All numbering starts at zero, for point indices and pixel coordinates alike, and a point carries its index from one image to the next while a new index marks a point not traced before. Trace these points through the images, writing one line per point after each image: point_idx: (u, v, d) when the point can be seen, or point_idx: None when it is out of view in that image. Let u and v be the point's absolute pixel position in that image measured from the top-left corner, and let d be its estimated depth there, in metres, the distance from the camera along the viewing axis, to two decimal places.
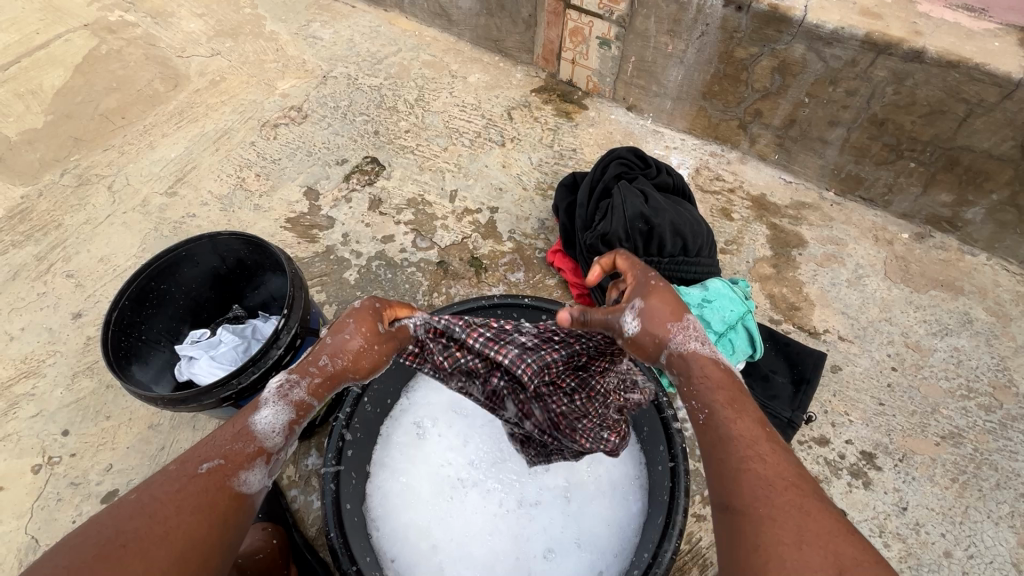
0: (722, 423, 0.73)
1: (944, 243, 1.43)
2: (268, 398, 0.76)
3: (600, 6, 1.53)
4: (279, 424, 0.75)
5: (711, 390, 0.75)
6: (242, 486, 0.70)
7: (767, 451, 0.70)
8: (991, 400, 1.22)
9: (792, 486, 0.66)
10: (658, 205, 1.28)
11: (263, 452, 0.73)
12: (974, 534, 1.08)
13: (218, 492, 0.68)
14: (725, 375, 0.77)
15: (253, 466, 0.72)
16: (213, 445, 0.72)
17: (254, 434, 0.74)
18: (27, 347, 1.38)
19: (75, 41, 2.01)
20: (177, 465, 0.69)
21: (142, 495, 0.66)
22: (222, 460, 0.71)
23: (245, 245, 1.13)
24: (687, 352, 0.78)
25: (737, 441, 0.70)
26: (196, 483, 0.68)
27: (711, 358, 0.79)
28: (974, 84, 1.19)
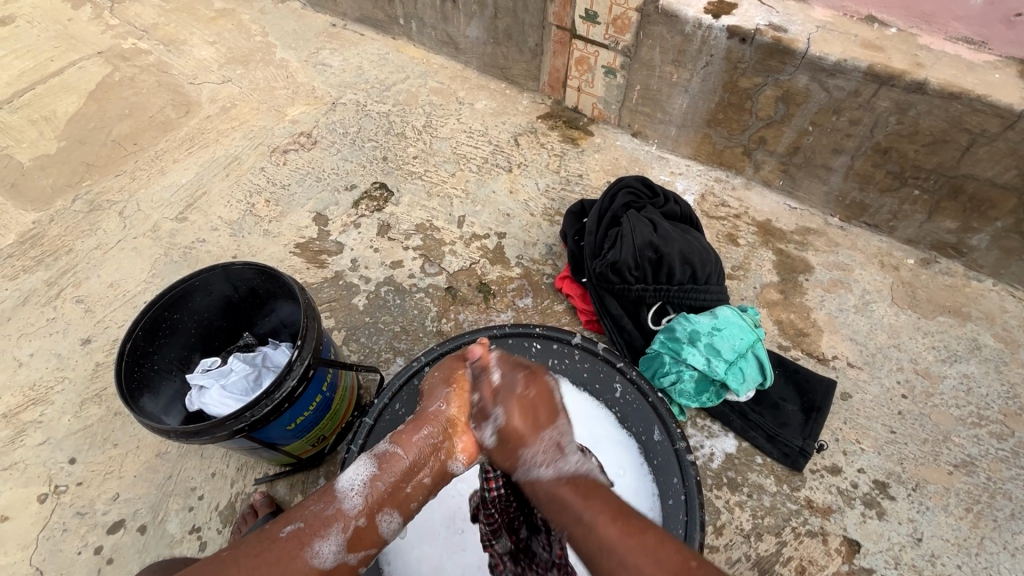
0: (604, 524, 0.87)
1: (950, 269, 1.44)
2: (358, 459, 0.83)
3: (606, 37, 1.56)
4: (358, 482, 0.80)
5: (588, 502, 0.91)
6: (315, 556, 0.75)
7: (627, 555, 0.70)
8: (1002, 428, 1.21)
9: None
10: (666, 233, 1.29)
11: (340, 519, 0.78)
12: (991, 566, 1.07)
13: (290, 563, 0.73)
14: (570, 485, 0.79)
15: (327, 534, 0.76)
16: (302, 509, 0.79)
17: (335, 496, 0.80)
18: (35, 373, 1.38)
19: (89, 69, 2.05)
20: (268, 526, 0.77)
21: (227, 558, 0.72)
22: (302, 526, 0.77)
23: (258, 275, 1.13)
24: (533, 478, 0.82)
25: (597, 557, 0.72)
26: (276, 547, 0.74)
27: (555, 478, 0.80)
28: (975, 115, 1.21)
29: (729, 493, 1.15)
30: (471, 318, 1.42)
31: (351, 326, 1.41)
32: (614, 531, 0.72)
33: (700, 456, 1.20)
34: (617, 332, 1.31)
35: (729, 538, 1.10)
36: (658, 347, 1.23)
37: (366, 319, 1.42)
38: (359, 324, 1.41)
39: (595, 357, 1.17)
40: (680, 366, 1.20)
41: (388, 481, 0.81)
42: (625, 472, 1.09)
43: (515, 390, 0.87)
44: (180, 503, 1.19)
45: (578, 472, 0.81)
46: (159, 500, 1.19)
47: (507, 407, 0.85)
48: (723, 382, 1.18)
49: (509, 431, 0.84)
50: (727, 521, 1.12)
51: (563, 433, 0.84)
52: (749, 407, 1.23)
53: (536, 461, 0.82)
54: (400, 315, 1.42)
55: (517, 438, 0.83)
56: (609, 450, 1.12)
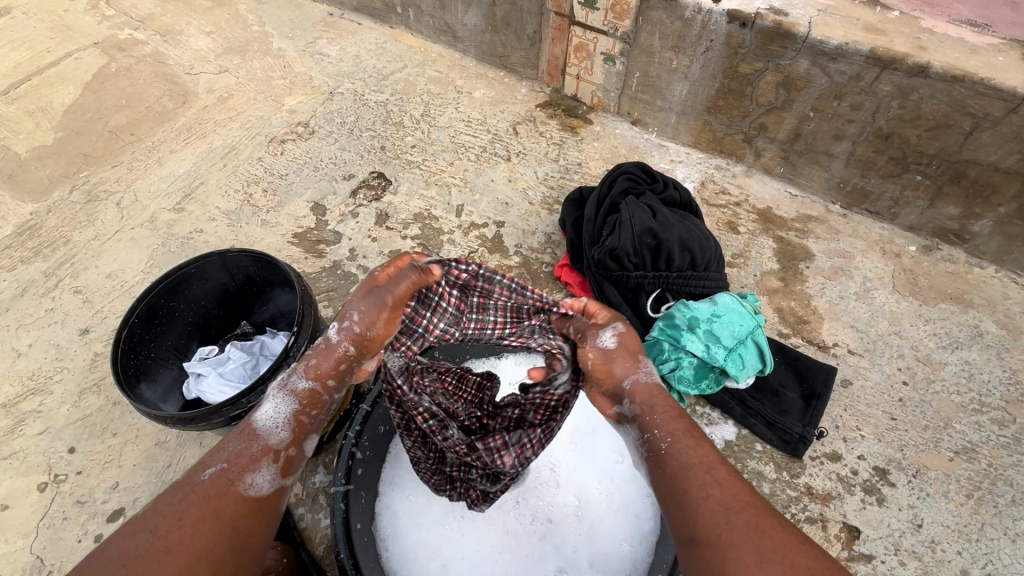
0: (680, 450, 0.77)
1: (953, 256, 1.43)
2: (269, 395, 0.85)
3: (605, 23, 1.55)
4: (281, 418, 0.84)
5: (669, 420, 0.81)
6: (251, 488, 0.78)
7: (725, 476, 0.74)
8: (1004, 414, 1.20)
9: (747, 506, 0.71)
10: (666, 220, 1.28)
11: (268, 452, 0.81)
12: (991, 552, 1.07)
13: (222, 500, 0.75)
14: (668, 400, 0.84)
15: (258, 467, 0.80)
16: (221, 450, 0.80)
17: (258, 434, 0.82)
18: (34, 364, 1.38)
19: (85, 60, 2.04)
20: (183, 476, 0.77)
21: (149, 511, 0.73)
22: (227, 465, 0.78)
23: (255, 262, 1.13)
24: (635, 384, 0.86)
25: (691, 471, 0.75)
26: (201, 490, 0.75)
27: (657, 389, 0.85)
28: (979, 99, 1.20)
29: None
30: None
31: None
32: (713, 455, 0.77)
33: None
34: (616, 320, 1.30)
35: None
36: (657, 334, 1.22)
37: None
38: None
39: None
40: (679, 353, 1.19)
41: (310, 410, 0.86)
42: (624, 458, 1.10)
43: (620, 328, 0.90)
44: None
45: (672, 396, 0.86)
46: (158, 489, 1.20)
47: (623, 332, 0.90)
48: (721, 369, 1.17)
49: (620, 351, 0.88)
50: None
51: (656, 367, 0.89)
52: (748, 395, 1.23)
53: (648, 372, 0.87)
54: None
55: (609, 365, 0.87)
56: (607, 437, 1.13)
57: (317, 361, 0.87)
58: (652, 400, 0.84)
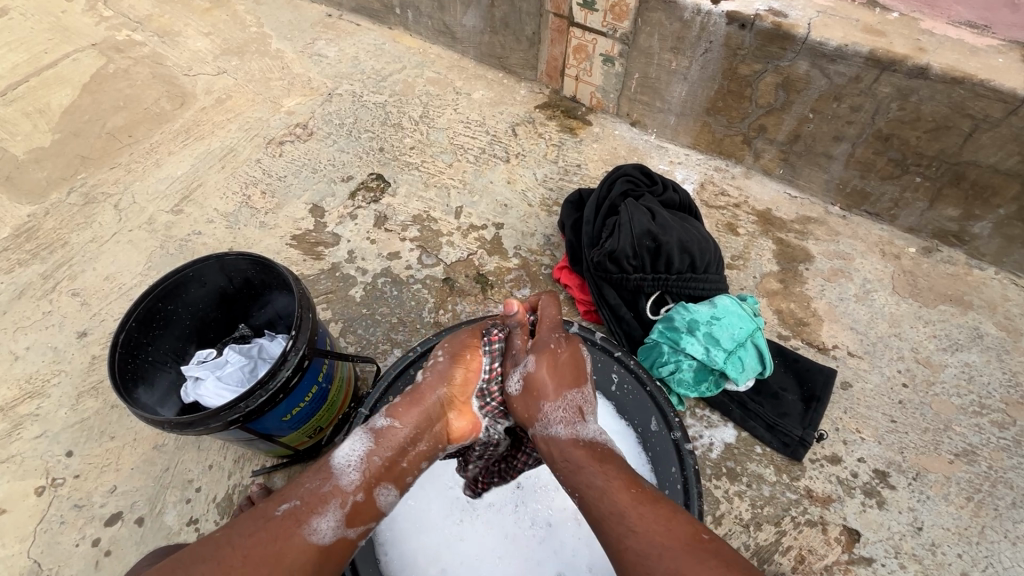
0: (594, 495, 0.80)
1: (952, 258, 1.43)
2: (351, 436, 0.87)
3: (604, 24, 1.54)
4: (355, 458, 0.84)
5: (576, 468, 0.85)
6: (313, 532, 0.77)
7: (638, 518, 0.75)
8: (1004, 416, 1.20)
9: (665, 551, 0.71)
10: (665, 222, 1.27)
11: (337, 495, 0.81)
12: (992, 555, 1.06)
13: (287, 542, 0.75)
14: (586, 450, 0.88)
15: (325, 511, 0.79)
16: (296, 488, 0.81)
17: (332, 472, 0.83)
18: (31, 367, 1.38)
19: (83, 61, 2.03)
20: (263, 506, 0.79)
21: (220, 538, 0.74)
22: (299, 503, 0.79)
23: (253, 265, 1.12)
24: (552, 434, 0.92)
25: (607, 519, 0.77)
26: (272, 527, 0.76)
27: (572, 440, 0.90)
28: (978, 100, 1.20)
29: (728, 484, 1.14)
30: (468, 309, 1.41)
31: (348, 317, 1.40)
32: (626, 497, 0.78)
33: (699, 445, 1.19)
34: (615, 322, 1.30)
35: (729, 528, 1.10)
36: (657, 337, 1.22)
37: (363, 310, 1.41)
38: (356, 315, 1.40)
39: (592, 346, 1.16)
40: (679, 355, 1.19)
41: (381, 456, 0.86)
42: None
43: (551, 345, 1.00)
44: (178, 495, 1.19)
45: (595, 440, 0.90)
46: (156, 493, 1.19)
47: (540, 357, 0.99)
48: (721, 372, 1.17)
49: (534, 379, 0.97)
50: (726, 511, 1.11)
51: (586, 399, 0.96)
52: (748, 397, 1.22)
53: (554, 418, 0.93)
54: (396, 306, 1.41)
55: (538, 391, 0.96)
56: (606, 439, 1.11)
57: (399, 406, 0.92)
58: (566, 452, 0.88)
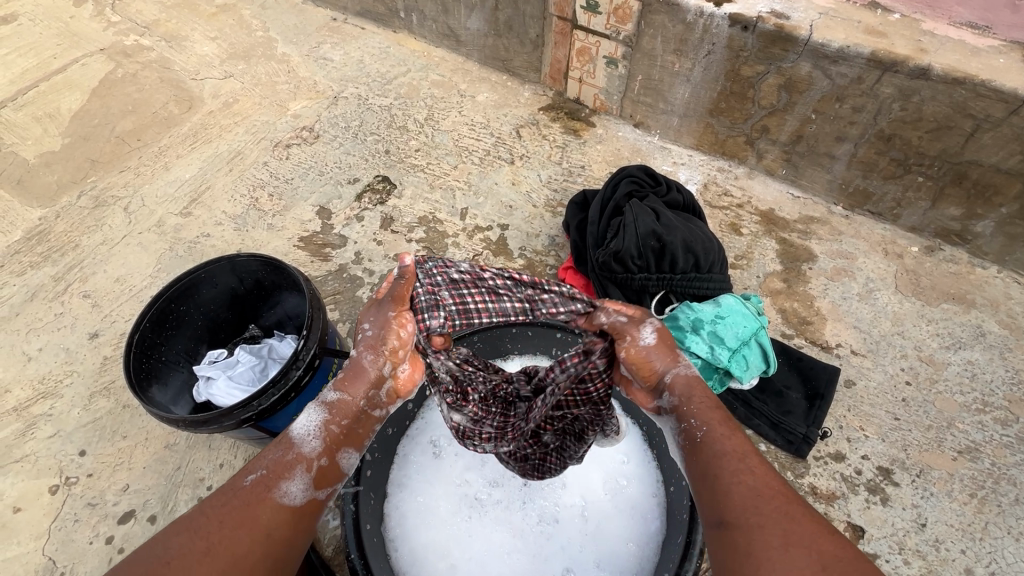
0: (717, 437, 0.76)
1: (955, 256, 1.44)
2: (306, 408, 0.85)
3: (607, 27, 1.56)
4: (314, 427, 0.82)
5: (708, 410, 0.79)
6: (285, 497, 0.76)
7: (755, 464, 0.72)
8: (1007, 414, 1.21)
9: (779, 494, 0.68)
10: (670, 222, 1.29)
11: (302, 461, 0.80)
12: (995, 551, 1.07)
13: (259, 506, 0.74)
14: (711, 401, 0.81)
15: (292, 475, 0.78)
16: (260, 458, 0.79)
17: (294, 443, 0.81)
18: (44, 368, 1.40)
19: (92, 66, 2.06)
20: (229, 480, 0.77)
21: (193, 510, 0.72)
22: (266, 472, 0.77)
23: (263, 266, 1.14)
24: (676, 378, 0.84)
25: (722, 453, 0.74)
26: (241, 495, 0.74)
27: (700, 382, 0.84)
28: (980, 100, 1.21)
29: None
30: None
31: (355, 318, 1.42)
32: (745, 444, 0.75)
33: None
34: None
35: None
36: None
37: None
38: None
39: None
40: (684, 354, 1.19)
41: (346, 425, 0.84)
42: (629, 459, 1.11)
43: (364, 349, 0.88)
44: (189, 493, 1.20)
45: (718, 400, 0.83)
46: (168, 491, 1.21)
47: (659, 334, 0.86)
48: (726, 369, 1.18)
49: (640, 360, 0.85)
50: None
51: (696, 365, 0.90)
52: (753, 395, 1.24)
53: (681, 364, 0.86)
54: None
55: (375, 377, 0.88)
56: None
57: (349, 376, 0.86)
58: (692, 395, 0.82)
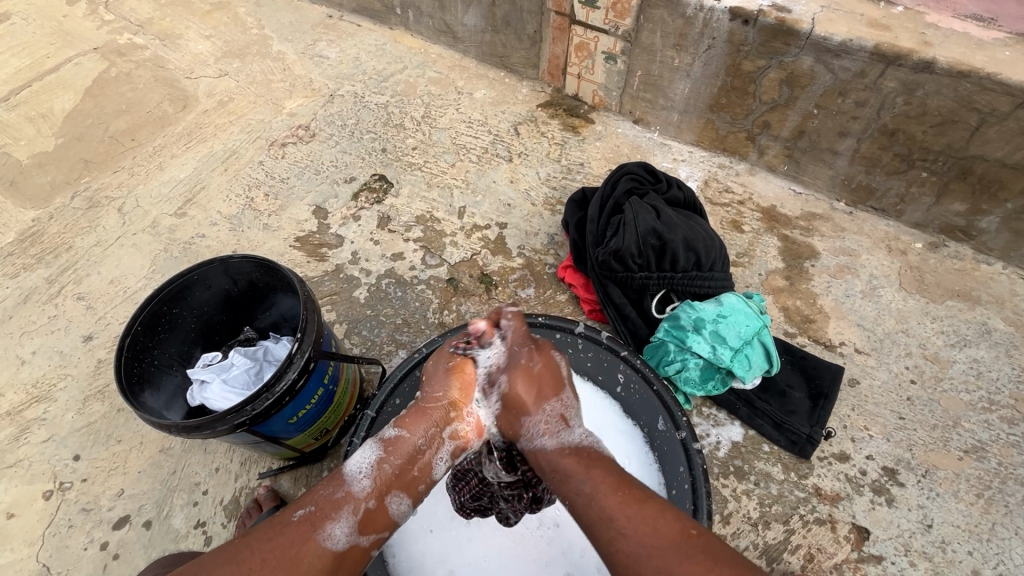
0: (581, 499, 0.77)
1: (959, 253, 1.42)
2: (364, 445, 0.85)
3: (606, 22, 1.54)
4: (366, 465, 0.82)
5: (552, 459, 0.83)
6: (329, 537, 0.76)
7: (627, 522, 0.72)
8: (1013, 412, 1.19)
9: (657, 549, 0.70)
10: (670, 220, 1.27)
11: (350, 502, 0.79)
12: (1002, 552, 1.06)
13: (305, 545, 0.74)
14: (575, 457, 0.82)
15: (339, 516, 0.77)
16: (312, 494, 0.80)
17: (344, 480, 0.81)
18: (38, 371, 1.38)
19: (85, 65, 2.03)
20: (277, 514, 0.77)
21: (240, 542, 0.73)
22: (314, 508, 0.78)
23: (257, 267, 1.12)
24: (538, 447, 0.85)
25: (597, 526, 0.74)
26: (288, 531, 0.75)
27: (560, 448, 0.84)
28: (986, 94, 1.19)
29: (736, 482, 1.14)
30: (472, 310, 1.40)
31: (352, 319, 1.40)
32: (613, 502, 0.75)
33: (706, 445, 1.18)
34: (621, 321, 1.30)
35: (737, 527, 1.09)
36: (663, 335, 1.21)
37: (367, 312, 1.41)
38: (360, 317, 1.40)
39: (599, 346, 1.15)
40: (686, 354, 1.18)
41: (394, 471, 0.83)
42: (630, 461, 1.10)
43: (524, 362, 0.90)
44: (185, 498, 1.19)
45: (583, 445, 0.85)
46: (164, 496, 1.19)
47: (512, 374, 0.89)
48: (728, 369, 1.16)
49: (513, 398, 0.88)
50: (734, 510, 1.11)
51: (568, 405, 0.88)
52: (756, 395, 1.22)
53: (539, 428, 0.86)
54: (401, 307, 1.41)
55: (520, 406, 0.88)
56: (612, 440, 1.12)
57: (408, 416, 0.89)
58: (551, 455, 0.83)
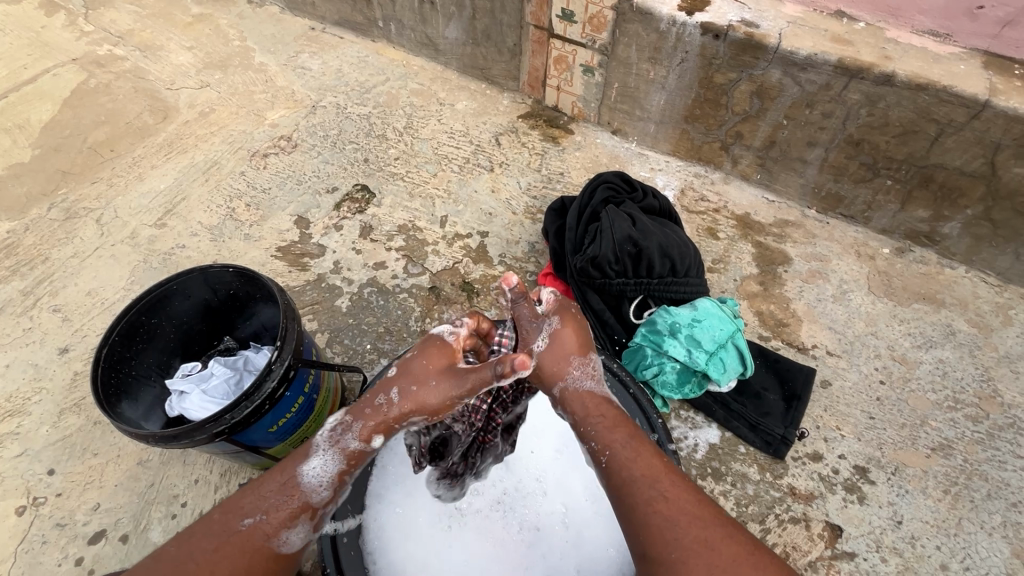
0: (620, 464, 0.82)
1: (924, 257, 1.47)
2: (320, 449, 0.85)
3: (583, 35, 1.58)
4: (326, 477, 0.85)
5: (603, 429, 0.86)
6: (282, 546, 0.81)
7: (668, 486, 0.79)
8: (978, 410, 1.24)
9: (693, 518, 0.76)
10: (645, 228, 1.30)
11: (306, 509, 0.83)
12: (969, 546, 1.09)
13: (255, 555, 0.78)
14: (615, 414, 0.89)
15: (293, 526, 0.82)
16: (261, 500, 0.82)
17: (302, 488, 0.83)
18: (11, 385, 1.36)
19: (64, 76, 2.02)
20: (220, 517, 0.80)
21: (185, 555, 0.76)
22: (263, 518, 0.80)
23: (237, 277, 1.13)
24: (579, 390, 0.90)
25: (639, 483, 0.80)
26: (235, 541, 0.78)
27: (597, 394, 0.91)
28: (943, 105, 1.24)
29: (713, 484, 1.16)
30: (455, 317, 1.42)
31: (334, 328, 1.40)
32: (658, 470, 0.81)
33: (683, 447, 1.21)
34: (600, 328, 1.31)
35: None
36: (640, 340, 1.24)
37: (349, 320, 1.41)
38: (342, 326, 1.41)
39: None
40: (662, 358, 1.20)
41: (352, 470, 0.88)
42: None
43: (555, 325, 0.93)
44: (163, 510, 1.18)
45: (617, 407, 0.91)
46: (141, 509, 1.18)
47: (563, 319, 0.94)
48: (703, 372, 1.19)
49: (558, 347, 0.92)
50: None
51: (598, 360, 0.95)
52: (731, 397, 1.25)
53: (580, 374, 0.91)
54: (383, 316, 1.42)
55: (565, 356, 0.91)
56: None
57: (371, 429, 0.87)
58: (591, 409, 0.89)
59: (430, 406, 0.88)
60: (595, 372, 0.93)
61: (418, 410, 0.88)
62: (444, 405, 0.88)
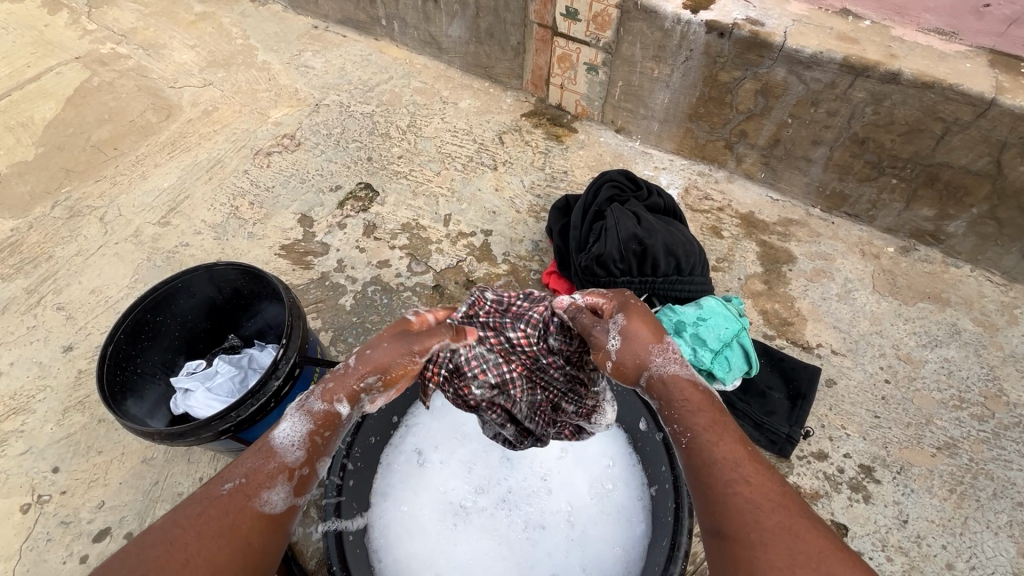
0: (705, 446, 0.77)
1: (929, 256, 1.47)
2: (289, 414, 0.83)
3: (587, 33, 1.58)
4: (297, 437, 0.82)
5: (693, 414, 0.81)
6: (264, 506, 0.75)
7: (752, 472, 0.73)
8: (983, 409, 1.23)
9: (778, 506, 0.70)
10: (650, 226, 1.30)
11: (283, 471, 0.79)
12: (975, 545, 1.09)
13: (239, 515, 0.73)
14: (703, 397, 0.83)
15: (273, 485, 0.77)
16: (238, 466, 0.78)
17: (274, 451, 0.80)
18: (16, 383, 1.36)
19: (66, 74, 2.02)
20: (202, 488, 0.75)
21: (166, 521, 0.71)
22: (244, 481, 0.76)
23: (242, 275, 1.13)
24: (665, 376, 0.85)
25: (720, 465, 0.74)
26: (217, 505, 0.73)
27: (690, 381, 0.85)
28: (949, 104, 1.24)
29: None
30: None
31: (338, 326, 1.40)
32: (744, 454, 0.75)
33: None
34: None
35: None
36: None
37: (353, 319, 1.41)
38: (346, 324, 1.41)
39: None
40: None
41: (326, 432, 0.84)
42: (614, 462, 1.11)
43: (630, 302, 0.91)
44: (167, 508, 1.18)
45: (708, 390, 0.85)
46: (146, 507, 1.18)
47: (628, 313, 0.89)
48: (709, 371, 1.18)
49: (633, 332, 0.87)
50: None
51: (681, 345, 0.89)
52: (736, 396, 1.25)
53: (666, 360, 0.86)
54: (387, 314, 1.42)
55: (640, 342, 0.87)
56: (597, 441, 1.14)
57: (336, 393, 0.85)
58: (680, 394, 0.83)
59: (391, 370, 0.87)
60: (682, 360, 0.87)
61: (374, 371, 0.87)
62: (402, 366, 0.88)
